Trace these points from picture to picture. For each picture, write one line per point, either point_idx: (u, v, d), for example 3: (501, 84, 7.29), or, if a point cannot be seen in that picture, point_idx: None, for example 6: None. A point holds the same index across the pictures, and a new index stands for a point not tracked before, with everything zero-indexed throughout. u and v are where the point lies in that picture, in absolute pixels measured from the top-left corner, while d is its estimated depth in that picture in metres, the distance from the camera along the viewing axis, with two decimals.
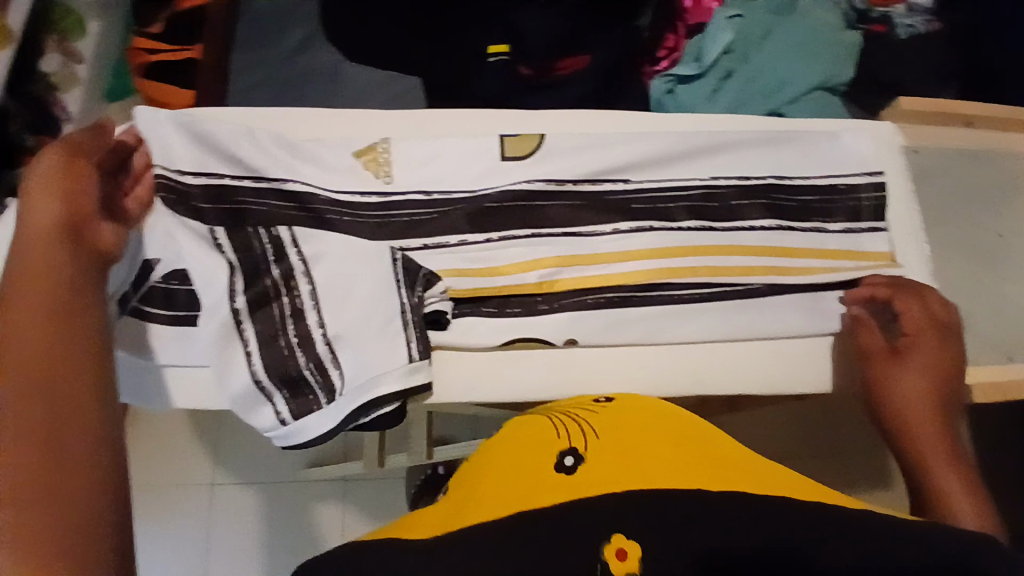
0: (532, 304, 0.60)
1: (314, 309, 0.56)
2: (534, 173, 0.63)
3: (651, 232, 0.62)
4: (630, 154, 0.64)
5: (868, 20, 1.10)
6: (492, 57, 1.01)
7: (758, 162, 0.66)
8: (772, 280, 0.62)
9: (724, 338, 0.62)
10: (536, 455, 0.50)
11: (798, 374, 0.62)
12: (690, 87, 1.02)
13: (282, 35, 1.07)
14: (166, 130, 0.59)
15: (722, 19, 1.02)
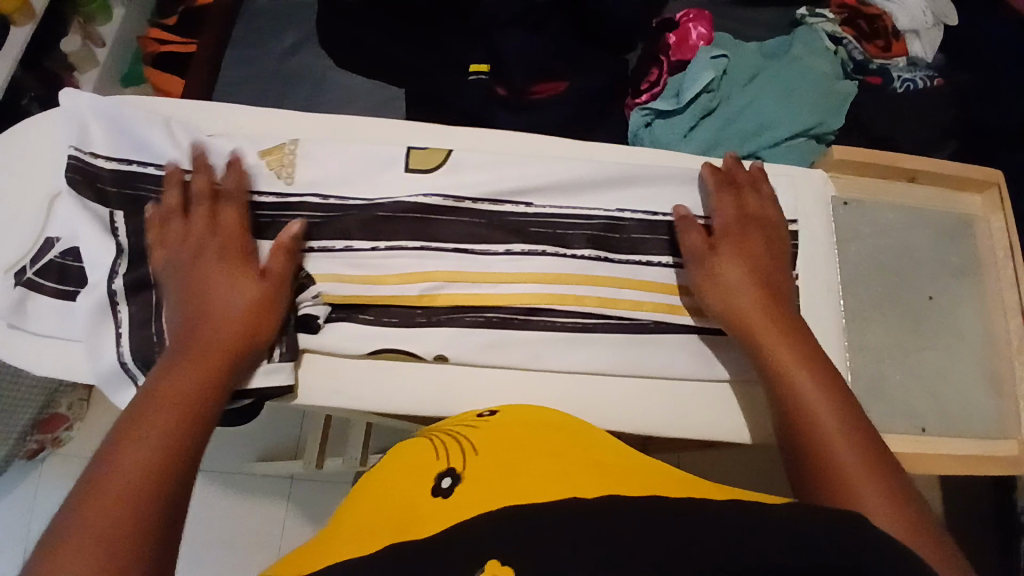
0: (412, 315, 0.60)
1: None
2: (438, 186, 0.63)
3: (548, 256, 0.61)
4: (536, 179, 0.63)
5: (864, 71, 1.08)
6: (473, 75, 1.02)
7: (669, 198, 0.65)
8: (659, 318, 0.62)
9: (603, 371, 0.61)
10: (415, 483, 0.51)
11: (676, 417, 0.61)
12: (667, 123, 1.00)
13: (274, 35, 1.10)
14: (88, 113, 0.62)
15: (704, 59, 0.99)
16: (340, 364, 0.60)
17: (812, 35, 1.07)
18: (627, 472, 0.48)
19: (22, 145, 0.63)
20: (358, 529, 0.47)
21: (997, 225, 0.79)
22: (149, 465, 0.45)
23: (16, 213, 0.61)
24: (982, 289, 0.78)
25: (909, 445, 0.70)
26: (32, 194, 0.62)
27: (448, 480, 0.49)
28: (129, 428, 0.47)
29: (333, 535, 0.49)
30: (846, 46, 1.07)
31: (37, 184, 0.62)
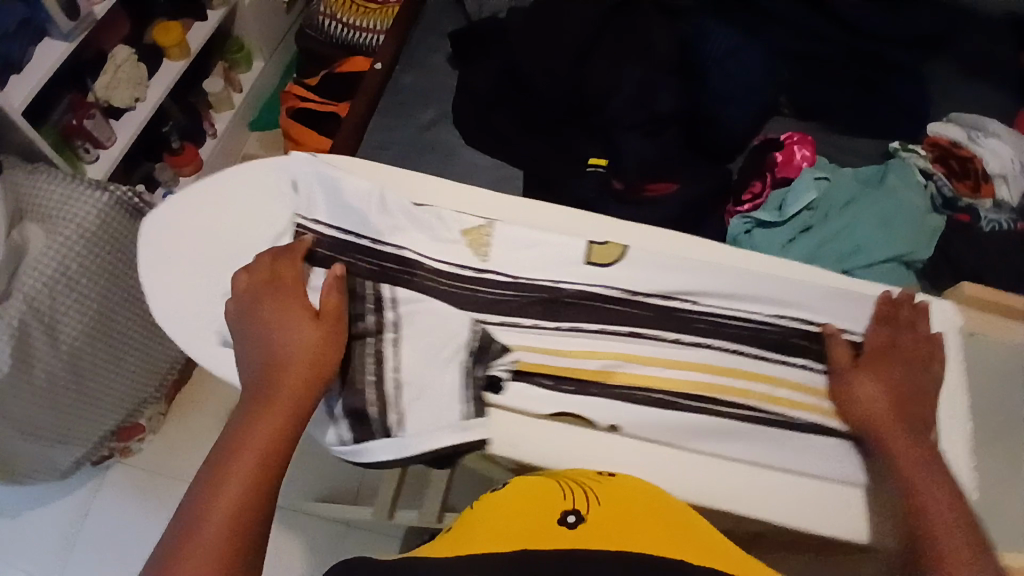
0: (586, 387, 0.62)
1: (393, 355, 0.60)
2: (614, 278, 0.66)
3: (711, 348, 0.65)
4: (705, 282, 0.67)
5: (954, 208, 1.13)
6: (592, 168, 1.11)
7: (823, 309, 0.68)
8: (817, 421, 0.64)
9: (754, 462, 0.63)
10: (543, 512, 0.52)
11: (823, 517, 0.62)
12: (769, 233, 1.06)
13: (417, 110, 1.23)
14: (300, 173, 0.68)
15: (808, 179, 1.07)
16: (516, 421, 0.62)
17: (905, 169, 1.15)
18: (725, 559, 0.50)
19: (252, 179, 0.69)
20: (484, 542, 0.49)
21: None
22: (242, 490, 0.50)
23: (231, 239, 0.66)
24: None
25: None
26: (247, 224, 0.67)
27: (573, 517, 0.51)
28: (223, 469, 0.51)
29: (466, 535, 0.51)
30: (936, 181, 1.14)
31: (257, 216, 0.67)
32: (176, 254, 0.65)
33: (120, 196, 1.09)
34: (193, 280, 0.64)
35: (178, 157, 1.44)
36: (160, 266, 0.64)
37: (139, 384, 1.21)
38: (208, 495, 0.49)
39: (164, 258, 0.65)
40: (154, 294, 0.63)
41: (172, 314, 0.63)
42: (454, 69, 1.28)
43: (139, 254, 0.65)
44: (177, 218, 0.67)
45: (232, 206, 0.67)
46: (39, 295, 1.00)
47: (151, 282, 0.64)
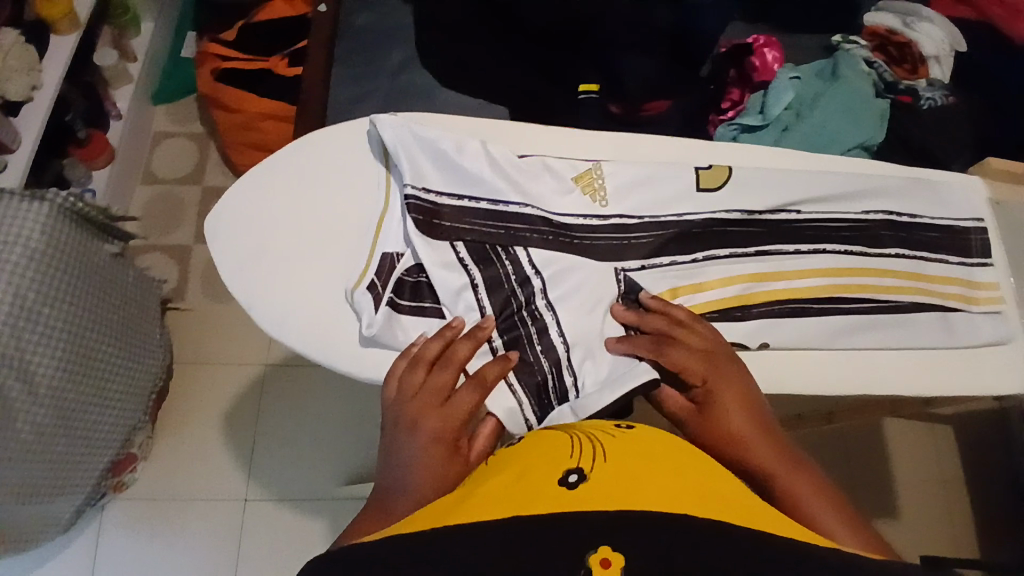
0: (730, 313, 0.65)
1: (553, 321, 0.63)
2: (729, 202, 0.67)
3: (825, 253, 0.67)
4: (802, 188, 0.68)
5: (895, 91, 1.22)
6: (584, 95, 1.07)
7: (903, 198, 0.70)
8: (918, 300, 0.67)
9: (876, 349, 0.65)
10: (544, 469, 0.49)
11: (936, 384, 0.65)
12: (755, 136, 1.11)
13: (380, 56, 1.13)
14: (391, 142, 0.64)
15: (783, 81, 1.13)
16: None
17: (851, 60, 1.21)
18: (716, 495, 0.47)
19: (337, 166, 0.67)
20: (455, 513, 0.46)
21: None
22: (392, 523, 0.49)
23: (319, 235, 0.64)
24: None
25: None
26: (342, 215, 0.65)
27: (576, 476, 0.48)
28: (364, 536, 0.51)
29: (444, 509, 0.47)
30: (878, 69, 1.23)
31: (351, 204, 0.66)
32: (263, 260, 0.63)
33: (62, 203, 0.87)
34: (299, 279, 0.63)
35: (86, 149, 1.25)
36: (252, 275, 0.63)
37: (128, 412, 1.08)
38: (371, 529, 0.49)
39: (252, 265, 0.63)
40: (254, 304, 0.62)
41: (282, 319, 0.62)
42: (407, 4, 1.17)
43: (221, 267, 0.63)
44: (264, 217, 0.64)
45: (321, 197, 0.65)
46: (0, 340, 0.82)
47: (248, 294, 0.62)
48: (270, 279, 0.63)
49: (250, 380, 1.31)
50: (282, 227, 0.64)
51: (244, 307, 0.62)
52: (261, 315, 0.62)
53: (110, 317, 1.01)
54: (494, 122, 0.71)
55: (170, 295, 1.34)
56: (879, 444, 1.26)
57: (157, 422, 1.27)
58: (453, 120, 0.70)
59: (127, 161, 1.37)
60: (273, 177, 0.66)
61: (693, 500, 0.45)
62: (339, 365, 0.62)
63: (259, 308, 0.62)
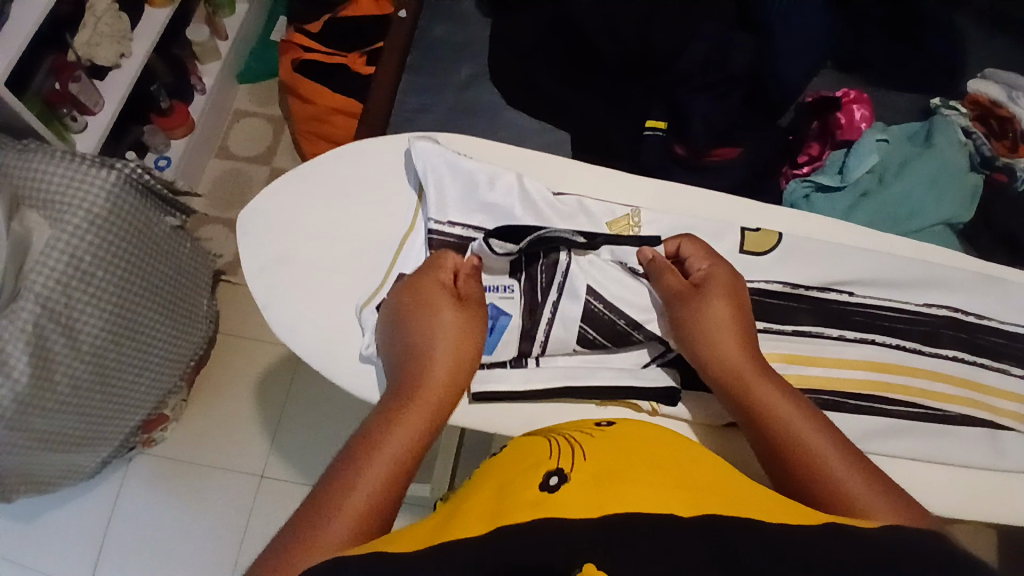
0: None
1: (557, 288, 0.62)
2: (772, 272, 0.63)
3: (872, 344, 0.62)
4: (855, 268, 0.63)
5: (991, 167, 1.12)
6: (649, 131, 1.06)
7: (969, 294, 0.64)
8: (968, 412, 0.61)
9: (915, 459, 0.59)
10: (522, 476, 0.50)
11: (980, 507, 0.59)
12: (829, 197, 1.05)
13: (451, 67, 1.13)
14: (426, 169, 0.64)
15: (870, 142, 1.06)
16: (593, 410, 0.63)
17: (947, 127, 1.12)
18: (701, 487, 0.47)
19: (372, 179, 0.67)
20: (442, 527, 0.45)
21: None
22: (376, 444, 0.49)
23: (344, 246, 0.65)
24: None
25: None
26: (367, 228, 0.65)
27: (556, 478, 0.48)
28: (335, 490, 0.46)
29: (432, 523, 0.47)
30: (974, 140, 1.13)
31: (379, 219, 0.66)
32: (283, 262, 0.64)
33: (129, 174, 0.92)
34: (316, 286, 0.63)
35: (167, 119, 1.32)
36: (273, 277, 0.63)
37: (164, 375, 1.13)
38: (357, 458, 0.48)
39: (275, 268, 0.64)
40: (268, 306, 0.63)
41: (294, 325, 0.62)
42: (484, 19, 1.17)
43: (245, 265, 0.64)
44: (294, 219, 0.65)
45: (350, 208, 0.66)
46: (52, 295, 0.87)
47: (267, 296, 0.63)
48: (287, 280, 0.63)
49: (284, 362, 1.34)
50: (308, 232, 0.65)
51: (260, 307, 0.63)
52: (273, 315, 0.62)
53: (161, 281, 1.05)
54: (536, 155, 0.69)
55: (224, 268, 1.39)
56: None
57: (193, 388, 1.32)
58: (494, 146, 0.69)
59: (204, 135, 1.43)
60: (307, 182, 0.67)
61: (672, 490, 0.46)
62: (339, 380, 0.61)
63: (272, 308, 0.62)
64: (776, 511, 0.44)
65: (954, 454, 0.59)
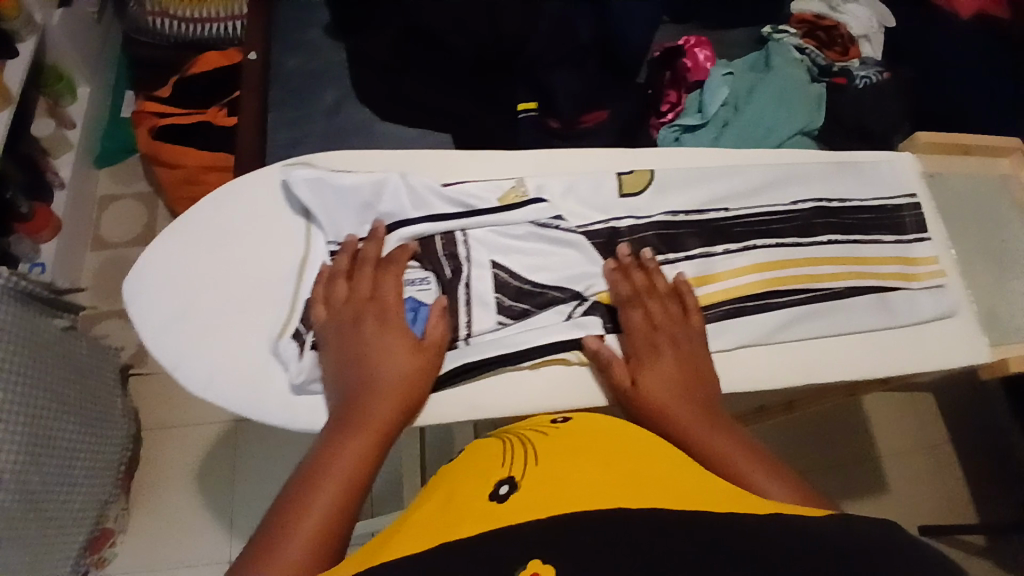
0: None
1: (468, 265, 0.61)
2: (652, 208, 0.66)
3: (757, 248, 0.66)
4: (723, 186, 0.68)
5: (829, 74, 1.24)
6: (523, 114, 1.09)
7: (825, 183, 0.70)
8: (851, 285, 0.66)
9: (819, 338, 0.65)
10: (473, 489, 0.50)
11: (886, 365, 0.65)
12: (696, 136, 1.14)
13: (316, 96, 1.11)
14: (305, 197, 0.63)
15: (718, 77, 1.16)
16: (531, 375, 0.61)
17: (783, 49, 1.23)
18: (649, 475, 0.47)
19: (257, 212, 0.65)
20: (384, 542, 0.46)
21: None
22: (327, 459, 0.49)
23: (245, 288, 0.63)
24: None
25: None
26: (265, 260, 0.64)
27: (505, 489, 0.48)
28: (291, 508, 0.46)
29: (372, 541, 0.47)
30: (810, 55, 1.24)
31: (273, 246, 0.64)
32: (186, 317, 0.61)
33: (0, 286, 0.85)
34: (224, 332, 0.61)
35: (30, 222, 1.24)
36: (178, 334, 0.61)
37: (96, 486, 1.05)
38: (314, 470, 0.49)
39: (175, 327, 0.61)
40: (180, 365, 0.60)
41: (209, 377, 0.59)
42: (338, 43, 1.16)
43: (145, 330, 0.61)
44: (187, 271, 0.63)
45: (241, 246, 0.64)
46: None
47: (173, 356, 0.60)
48: (189, 337, 0.61)
49: (223, 437, 1.28)
50: (205, 282, 0.63)
51: (168, 369, 0.60)
52: (185, 374, 0.60)
53: (65, 390, 0.98)
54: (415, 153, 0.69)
55: (131, 361, 1.31)
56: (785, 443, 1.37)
57: (133, 492, 1.23)
58: (383, 155, 0.69)
59: (73, 231, 1.34)
60: (192, 233, 0.65)
61: (621, 487, 0.45)
62: (272, 419, 0.59)
63: (184, 366, 0.60)
64: (710, 501, 0.44)
65: (851, 326, 0.65)
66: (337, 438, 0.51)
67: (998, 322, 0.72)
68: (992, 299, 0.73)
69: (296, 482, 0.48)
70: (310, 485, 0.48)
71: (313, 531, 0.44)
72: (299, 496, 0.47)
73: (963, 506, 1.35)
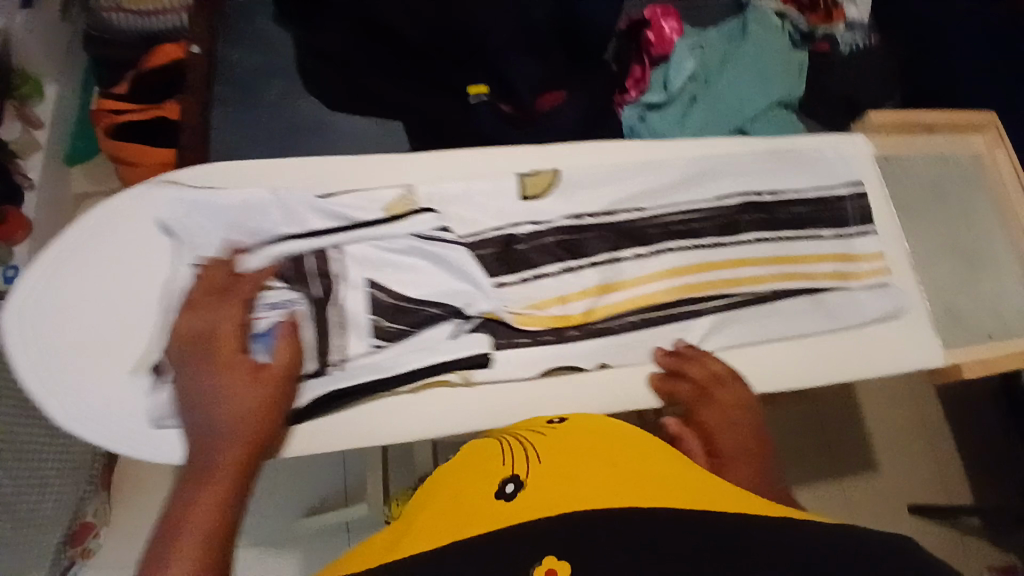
0: (564, 333, 0.65)
1: (345, 283, 0.63)
2: (560, 211, 0.67)
3: (674, 252, 0.66)
4: (633, 186, 0.68)
5: (812, 40, 1.15)
6: (475, 98, 1.04)
7: (753, 177, 0.68)
8: (780, 287, 0.65)
9: (745, 343, 0.64)
10: (478, 488, 0.52)
11: (818, 371, 0.63)
12: (661, 114, 1.07)
13: (264, 88, 1.07)
14: (176, 221, 0.64)
15: (684, 51, 1.09)
16: (414, 397, 0.62)
17: (764, 15, 1.11)
18: (651, 473, 0.48)
19: (123, 240, 0.65)
20: (401, 541, 0.48)
21: (1004, 162, 0.73)
22: (189, 505, 0.47)
23: (113, 317, 0.63)
24: (996, 201, 0.73)
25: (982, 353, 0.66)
26: (135, 288, 0.64)
27: (511, 486, 0.50)
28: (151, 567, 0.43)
29: (386, 542, 0.49)
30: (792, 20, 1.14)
31: (142, 274, 0.64)
32: (59, 349, 0.61)
33: None
34: (94, 363, 0.62)
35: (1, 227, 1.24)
36: (54, 366, 0.61)
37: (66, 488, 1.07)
38: (173, 518, 0.46)
39: (30, 343, 0.61)
40: (53, 398, 0.60)
41: (80, 410, 0.60)
42: (285, 30, 1.11)
43: (18, 363, 0.60)
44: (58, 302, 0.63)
45: (112, 274, 0.64)
46: None
47: (50, 388, 0.60)
48: (61, 369, 0.61)
49: None
50: (78, 312, 0.63)
51: (38, 403, 0.60)
52: (59, 406, 0.60)
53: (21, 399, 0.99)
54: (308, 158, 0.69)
55: None
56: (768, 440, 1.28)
57: None
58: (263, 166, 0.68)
59: (47, 232, 1.35)
60: (66, 260, 0.64)
61: (623, 484, 0.47)
62: (104, 440, 0.60)
63: (56, 398, 0.60)
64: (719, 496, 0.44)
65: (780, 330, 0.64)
66: (201, 476, 0.49)
67: (953, 317, 0.68)
68: (948, 292, 0.70)
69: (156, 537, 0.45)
70: (173, 533, 0.45)
71: (188, 572, 0.43)
72: (159, 549, 0.44)
73: (943, 490, 1.31)
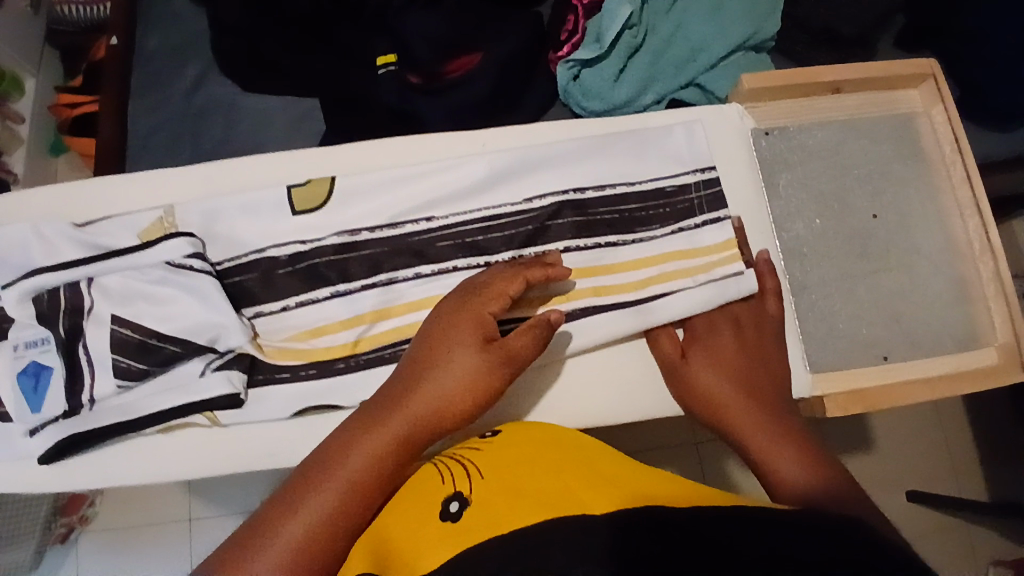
0: (330, 365, 0.51)
1: (91, 317, 0.50)
2: (328, 224, 0.52)
3: (459, 269, 0.52)
4: (425, 187, 0.53)
5: None
6: (383, 68, 0.91)
7: (579, 169, 0.54)
8: (590, 304, 0.52)
9: (541, 367, 0.53)
10: (418, 505, 0.43)
11: (632, 404, 0.53)
12: (595, 73, 0.83)
13: (173, 77, 0.98)
14: None
15: None
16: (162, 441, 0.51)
17: None
18: (615, 487, 0.40)
19: None
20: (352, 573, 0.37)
21: (943, 123, 0.59)
22: (338, 489, 0.41)
23: None
24: (929, 175, 0.59)
25: (864, 373, 0.54)
26: None
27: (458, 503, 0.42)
28: (264, 527, 0.39)
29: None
30: None
31: None
32: None
33: None
34: None
35: None
36: None
37: None
38: (309, 497, 0.40)
39: None
40: None
41: None
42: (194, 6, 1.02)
43: None
44: None
45: None
46: None
47: None
48: None
49: None
50: None
51: None
52: None
53: None
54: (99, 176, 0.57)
55: None
56: (718, 468, 0.93)
57: None
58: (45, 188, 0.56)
59: None
60: None
61: (593, 501, 0.38)
62: None
63: None
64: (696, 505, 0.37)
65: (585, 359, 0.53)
66: (297, 493, 0.41)
67: (830, 325, 0.55)
68: (834, 294, 0.56)
69: (285, 499, 0.41)
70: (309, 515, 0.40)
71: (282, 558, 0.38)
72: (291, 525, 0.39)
73: (951, 475, 1.05)
